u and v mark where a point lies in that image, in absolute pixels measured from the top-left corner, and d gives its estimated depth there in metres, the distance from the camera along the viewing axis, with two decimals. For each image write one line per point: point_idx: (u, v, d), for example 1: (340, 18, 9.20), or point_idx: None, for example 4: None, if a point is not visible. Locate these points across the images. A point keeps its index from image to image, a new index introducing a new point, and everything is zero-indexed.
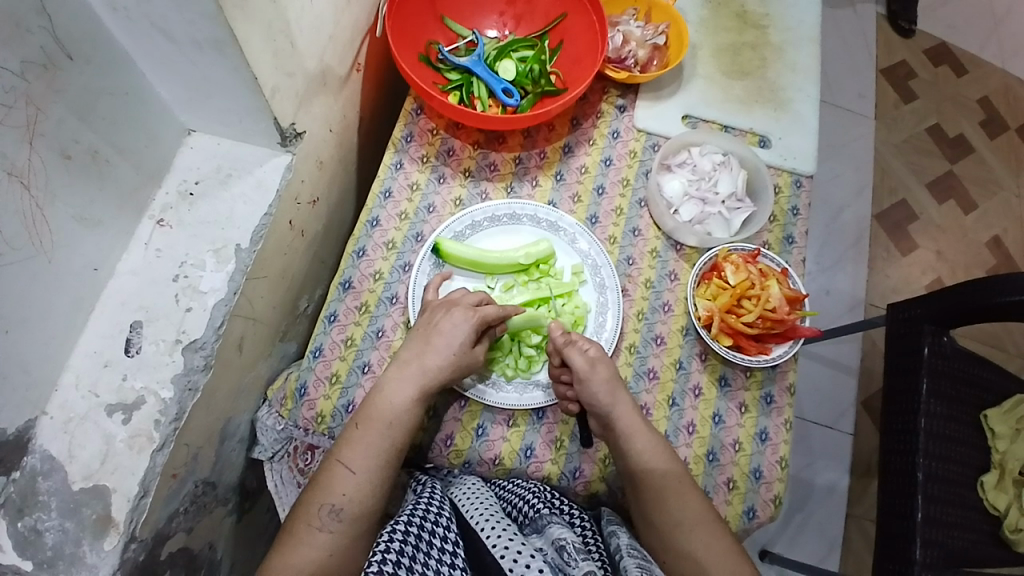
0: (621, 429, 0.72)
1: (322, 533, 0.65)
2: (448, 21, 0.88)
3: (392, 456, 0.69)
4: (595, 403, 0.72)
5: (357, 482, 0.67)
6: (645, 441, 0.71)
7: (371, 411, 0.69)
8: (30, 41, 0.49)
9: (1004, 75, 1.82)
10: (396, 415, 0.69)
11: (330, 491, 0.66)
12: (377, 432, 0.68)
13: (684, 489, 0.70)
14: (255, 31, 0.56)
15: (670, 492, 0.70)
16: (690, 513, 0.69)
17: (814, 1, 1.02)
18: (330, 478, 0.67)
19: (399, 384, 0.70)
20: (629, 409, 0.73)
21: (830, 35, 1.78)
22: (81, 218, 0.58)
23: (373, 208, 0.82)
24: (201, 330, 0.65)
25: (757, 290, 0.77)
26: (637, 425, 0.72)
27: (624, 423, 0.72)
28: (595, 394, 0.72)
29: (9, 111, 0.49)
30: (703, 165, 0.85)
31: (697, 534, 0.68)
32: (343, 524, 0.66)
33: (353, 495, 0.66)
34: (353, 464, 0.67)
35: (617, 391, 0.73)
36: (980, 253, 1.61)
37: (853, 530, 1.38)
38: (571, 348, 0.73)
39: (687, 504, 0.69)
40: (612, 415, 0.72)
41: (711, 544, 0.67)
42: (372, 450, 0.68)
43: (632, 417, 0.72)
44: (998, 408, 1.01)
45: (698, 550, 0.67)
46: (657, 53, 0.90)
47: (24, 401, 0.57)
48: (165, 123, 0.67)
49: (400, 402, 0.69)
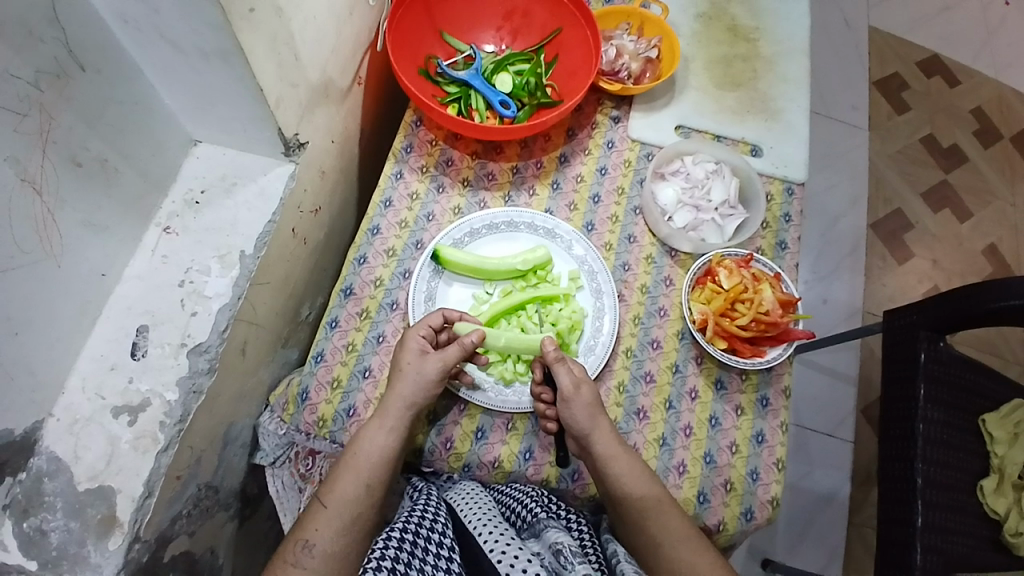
0: (599, 452, 0.71)
1: (294, 568, 0.65)
2: (446, 36, 0.91)
3: (367, 493, 0.69)
4: (576, 426, 0.72)
5: (330, 513, 0.68)
6: (623, 464, 0.71)
7: (352, 451, 0.70)
8: (42, 50, 0.51)
9: (998, 86, 1.85)
10: (373, 455, 0.69)
11: (305, 527, 0.67)
12: (354, 470, 0.69)
13: (665, 508, 0.70)
14: (260, 42, 0.59)
15: (651, 511, 0.70)
16: (672, 531, 0.69)
17: (804, 13, 1.05)
18: (309, 515, 0.68)
19: (375, 428, 0.70)
20: (608, 432, 0.73)
21: (823, 47, 1.81)
22: (89, 223, 0.60)
23: (374, 217, 0.84)
24: (206, 334, 0.67)
25: (750, 293, 0.79)
26: (613, 448, 0.72)
27: (601, 447, 0.72)
28: (576, 416, 0.72)
29: (23, 117, 0.51)
30: (695, 173, 0.87)
31: (682, 552, 0.68)
32: (315, 561, 0.66)
33: (326, 532, 0.67)
34: (328, 496, 0.68)
35: (598, 415, 0.73)
36: (977, 262, 1.63)
37: (856, 540, 1.38)
38: (560, 364, 0.73)
39: (668, 521, 0.70)
40: (589, 439, 0.72)
41: (695, 561, 0.68)
42: (349, 489, 0.69)
43: (610, 440, 0.72)
44: (996, 412, 1.01)
45: (683, 567, 0.68)
46: (650, 65, 0.93)
47: (31, 403, 0.58)
48: (170, 134, 0.69)
49: (377, 442, 0.70)
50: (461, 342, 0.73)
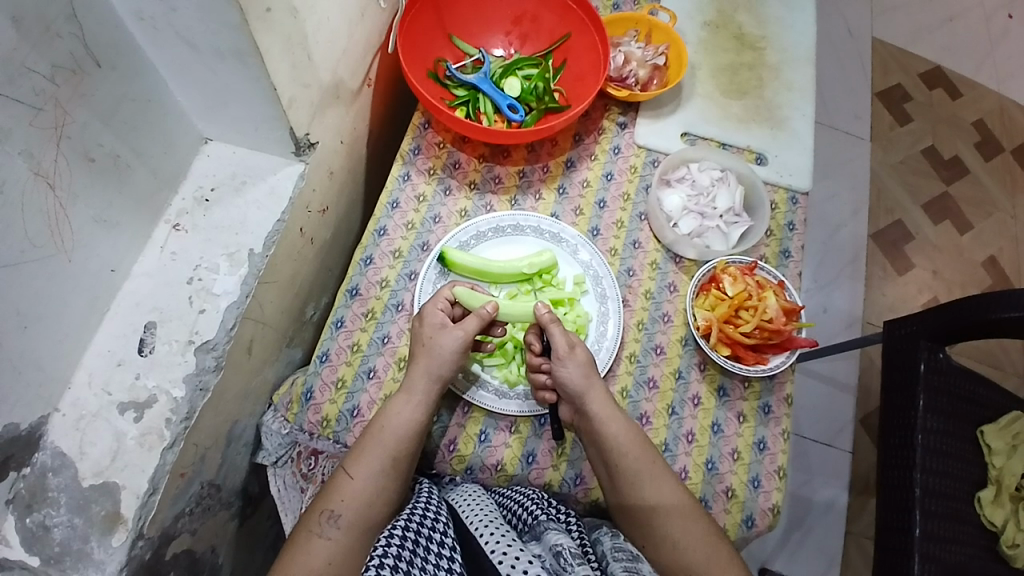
0: (594, 413, 0.72)
1: (320, 539, 0.65)
2: (456, 39, 0.91)
3: (396, 471, 0.69)
4: (571, 387, 0.73)
5: (357, 488, 0.68)
6: (619, 426, 0.72)
7: (378, 427, 0.70)
8: (59, 46, 0.51)
9: (1000, 99, 1.86)
10: (401, 433, 0.70)
11: (329, 498, 0.68)
12: (381, 442, 0.69)
13: (658, 473, 0.71)
14: (275, 42, 0.59)
15: (644, 474, 0.71)
16: (665, 496, 0.70)
17: (811, 24, 1.05)
18: (332, 487, 0.69)
19: (402, 403, 0.71)
20: (601, 394, 0.74)
21: (827, 58, 1.83)
22: (100, 219, 0.60)
23: (381, 218, 0.84)
24: (214, 332, 0.67)
25: (755, 301, 0.79)
26: (608, 410, 0.73)
27: (596, 408, 0.72)
28: (572, 376, 0.73)
29: (37, 113, 0.51)
30: (701, 181, 0.88)
31: (673, 517, 0.69)
32: (342, 531, 0.66)
33: (352, 503, 0.67)
34: (354, 471, 0.69)
35: (592, 376, 0.74)
36: (977, 273, 1.64)
37: (853, 548, 1.38)
38: (554, 325, 0.75)
39: (661, 484, 0.71)
40: (585, 399, 0.73)
41: (688, 529, 0.69)
42: (376, 466, 0.69)
43: (603, 402, 0.73)
44: (994, 423, 1.02)
45: (676, 532, 0.69)
46: (657, 72, 0.93)
47: (38, 398, 0.59)
48: (183, 132, 0.69)
49: (407, 419, 0.70)
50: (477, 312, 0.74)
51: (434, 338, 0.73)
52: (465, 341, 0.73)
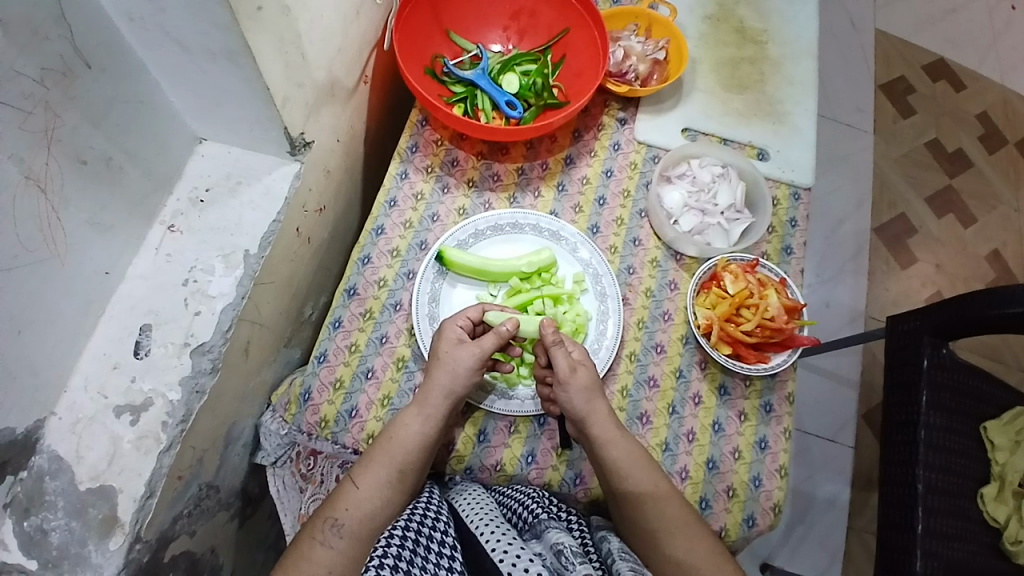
0: (595, 435, 0.71)
1: (322, 547, 0.65)
2: (454, 35, 0.90)
3: (396, 480, 0.69)
4: (573, 409, 0.71)
5: (362, 498, 0.68)
6: (620, 449, 0.71)
7: (388, 439, 0.70)
8: (48, 48, 0.51)
9: (1003, 91, 1.84)
10: (411, 447, 0.69)
11: (335, 506, 0.67)
12: (386, 459, 0.69)
13: (662, 494, 0.70)
14: (267, 43, 0.58)
15: (646, 495, 0.70)
16: (669, 517, 0.69)
17: (813, 17, 1.04)
18: (337, 495, 0.69)
19: (413, 416, 0.70)
20: (604, 416, 0.72)
21: (830, 50, 1.81)
22: (93, 222, 0.60)
23: (378, 217, 0.84)
24: (209, 334, 0.66)
25: (756, 299, 0.78)
26: (610, 432, 0.71)
27: (597, 430, 0.71)
28: (572, 400, 0.71)
29: (27, 116, 0.50)
30: (701, 177, 0.87)
31: (676, 537, 0.68)
32: (345, 541, 0.66)
33: (356, 512, 0.67)
34: (361, 481, 0.69)
35: (595, 397, 0.73)
36: (980, 267, 1.63)
37: (855, 543, 1.38)
38: (558, 348, 0.73)
39: (664, 504, 0.70)
40: (587, 422, 0.71)
41: (691, 549, 0.68)
42: (383, 477, 0.69)
43: (607, 423, 0.72)
44: (998, 420, 1.01)
45: (679, 553, 0.68)
46: (657, 67, 0.92)
47: (34, 402, 0.58)
48: (176, 132, 0.69)
49: (414, 427, 0.70)
50: (497, 328, 0.73)
51: (450, 351, 0.72)
52: (480, 358, 0.72)
